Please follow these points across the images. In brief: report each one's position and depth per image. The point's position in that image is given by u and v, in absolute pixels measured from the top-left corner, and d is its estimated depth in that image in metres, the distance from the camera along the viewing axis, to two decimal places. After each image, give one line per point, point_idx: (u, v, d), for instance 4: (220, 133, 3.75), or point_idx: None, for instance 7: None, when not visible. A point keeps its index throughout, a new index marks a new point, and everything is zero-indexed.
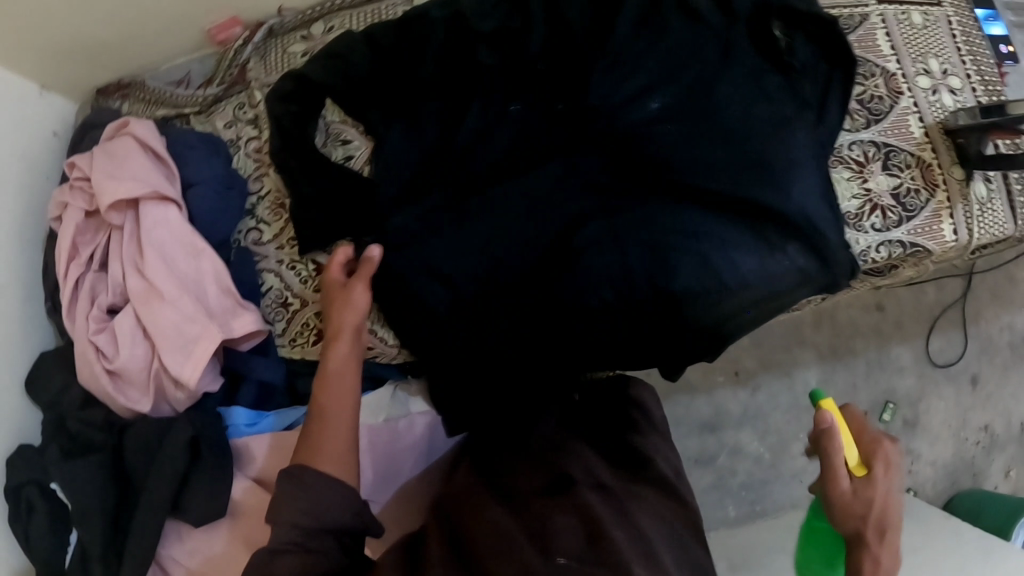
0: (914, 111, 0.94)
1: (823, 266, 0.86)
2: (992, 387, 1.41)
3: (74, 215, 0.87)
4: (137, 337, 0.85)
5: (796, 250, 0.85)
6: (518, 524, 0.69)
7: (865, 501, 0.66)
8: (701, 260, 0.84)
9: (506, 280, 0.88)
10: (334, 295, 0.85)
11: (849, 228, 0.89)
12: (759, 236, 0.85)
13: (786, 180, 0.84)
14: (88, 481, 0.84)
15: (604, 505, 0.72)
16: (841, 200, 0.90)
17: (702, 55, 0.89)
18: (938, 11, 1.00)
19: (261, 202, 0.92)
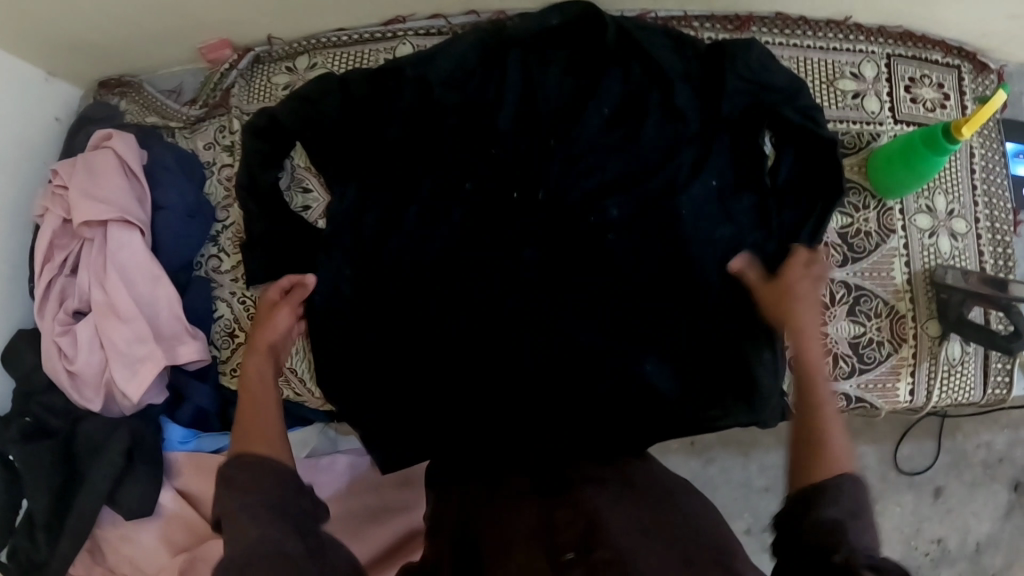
0: (902, 254, 0.87)
1: (756, 406, 0.83)
2: (956, 502, 1.29)
3: (53, 220, 0.93)
4: (94, 347, 0.91)
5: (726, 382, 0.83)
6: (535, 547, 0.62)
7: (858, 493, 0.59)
8: (625, 378, 0.83)
9: (427, 346, 0.87)
10: (263, 315, 0.87)
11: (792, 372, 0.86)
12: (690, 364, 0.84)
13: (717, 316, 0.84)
14: (41, 462, 0.92)
15: (602, 501, 0.67)
16: None
17: (676, 158, 0.84)
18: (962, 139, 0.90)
19: (225, 231, 0.97)
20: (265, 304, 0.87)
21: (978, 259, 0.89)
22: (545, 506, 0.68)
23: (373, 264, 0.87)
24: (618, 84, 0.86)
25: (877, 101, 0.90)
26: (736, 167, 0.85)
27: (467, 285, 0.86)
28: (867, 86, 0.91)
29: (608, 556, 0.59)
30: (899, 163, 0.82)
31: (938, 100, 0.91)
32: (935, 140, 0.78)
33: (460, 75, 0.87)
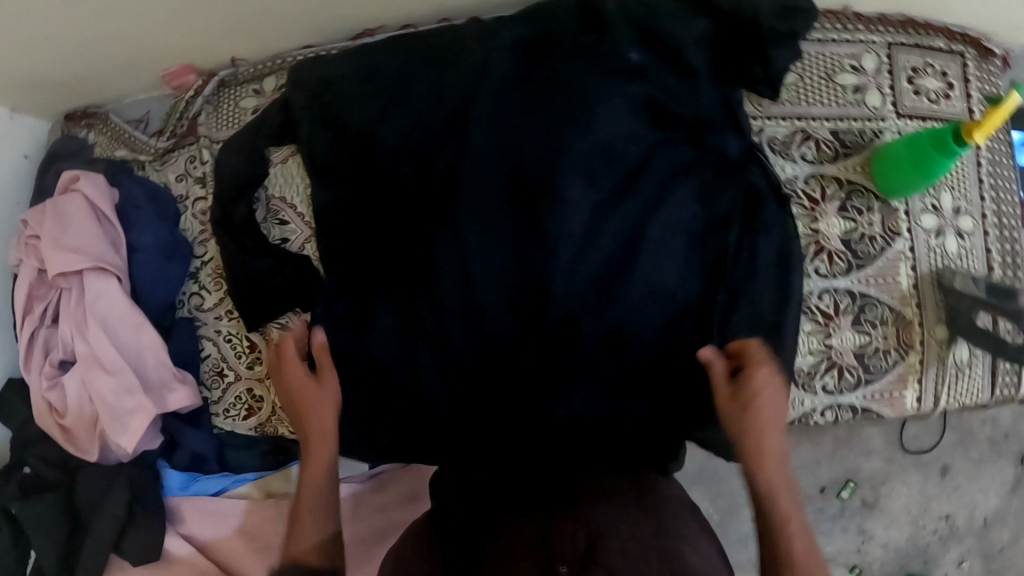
0: (908, 257, 0.84)
1: None
2: (962, 479, 1.34)
3: (29, 271, 0.90)
4: (83, 399, 0.89)
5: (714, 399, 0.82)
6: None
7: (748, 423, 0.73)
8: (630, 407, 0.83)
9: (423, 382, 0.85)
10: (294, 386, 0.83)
11: (797, 387, 0.83)
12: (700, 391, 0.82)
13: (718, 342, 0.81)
14: (45, 513, 0.92)
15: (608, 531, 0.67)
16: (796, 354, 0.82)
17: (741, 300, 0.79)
18: None
19: (204, 268, 0.93)
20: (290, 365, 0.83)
21: (985, 258, 0.86)
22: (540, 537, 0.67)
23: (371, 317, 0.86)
24: (597, 93, 0.81)
25: (879, 95, 0.85)
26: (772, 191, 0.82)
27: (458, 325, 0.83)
28: (868, 78, 0.85)
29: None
30: (906, 163, 0.78)
31: (942, 90, 0.86)
32: (944, 145, 0.74)
33: (439, 106, 0.84)
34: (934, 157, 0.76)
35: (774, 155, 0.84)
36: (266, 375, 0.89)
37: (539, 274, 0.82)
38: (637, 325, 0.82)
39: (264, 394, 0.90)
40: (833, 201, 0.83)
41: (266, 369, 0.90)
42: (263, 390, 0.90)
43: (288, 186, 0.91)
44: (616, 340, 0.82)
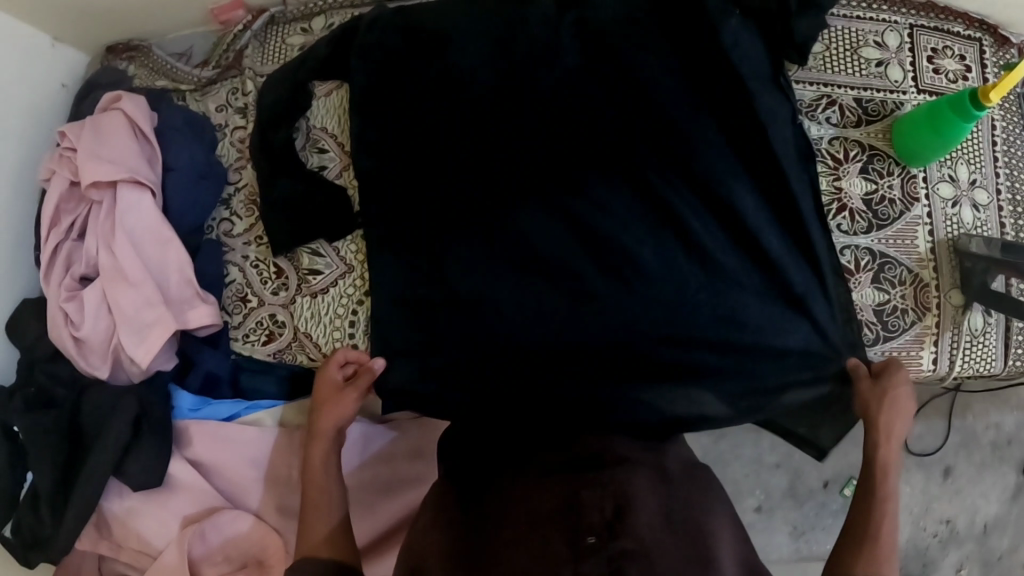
0: (925, 222, 0.86)
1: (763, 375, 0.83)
2: (963, 481, 1.34)
3: (60, 183, 0.90)
4: (100, 313, 0.88)
5: (739, 346, 0.82)
6: (558, 529, 0.62)
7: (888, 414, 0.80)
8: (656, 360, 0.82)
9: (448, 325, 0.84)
10: (322, 396, 0.85)
11: (829, 341, 0.83)
12: (727, 341, 0.82)
13: (740, 295, 0.82)
14: (49, 432, 0.91)
15: (636, 483, 0.67)
16: (826, 307, 0.83)
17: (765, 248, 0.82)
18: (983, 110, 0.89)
19: (237, 194, 0.93)
20: (326, 380, 0.85)
21: (999, 230, 0.88)
22: (570, 486, 0.67)
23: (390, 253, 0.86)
24: (638, 45, 0.84)
25: (900, 70, 0.90)
26: (797, 150, 0.84)
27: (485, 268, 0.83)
28: (890, 55, 0.90)
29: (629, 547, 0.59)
30: (924, 128, 0.82)
31: (959, 72, 0.91)
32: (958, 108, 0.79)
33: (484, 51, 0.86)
34: (949, 121, 0.80)
35: (801, 116, 0.87)
36: (290, 301, 0.89)
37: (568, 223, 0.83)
38: (660, 275, 0.81)
39: (287, 320, 0.89)
40: (855, 163, 0.86)
41: (291, 295, 0.89)
42: (286, 317, 0.89)
43: (330, 117, 0.91)
44: (635, 286, 0.81)
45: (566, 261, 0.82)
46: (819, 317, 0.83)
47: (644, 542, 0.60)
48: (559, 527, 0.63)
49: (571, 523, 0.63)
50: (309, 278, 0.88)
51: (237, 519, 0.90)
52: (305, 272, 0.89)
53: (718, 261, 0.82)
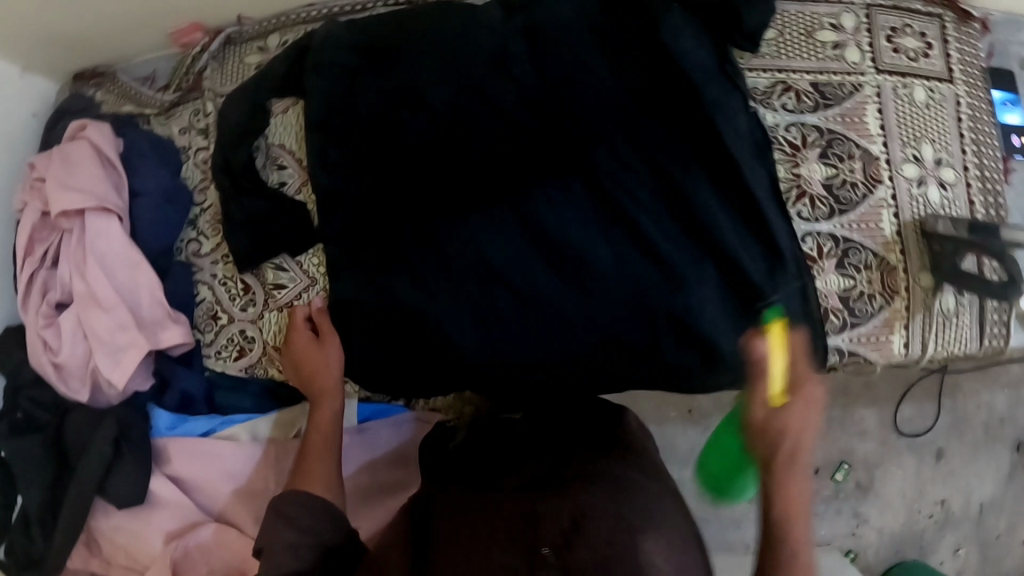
0: (891, 204, 0.83)
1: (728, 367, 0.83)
2: (957, 462, 1.36)
3: (32, 213, 0.92)
4: (77, 338, 0.90)
5: (703, 343, 0.81)
6: (514, 542, 0.67)
7: (778, 428, 0.67)
8: (616, 359, 0.83)
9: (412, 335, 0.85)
10: (309, 355, 0.87)
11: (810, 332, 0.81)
12: (690, 338, 0.81)
13: (702, 290, 0.80)
14: (36, 454, 0.94)
15: (592, 495, 0.70)
16: (797, 300, 0.81)
17: (728, 242, 0.79)
18: (946, 88, 0.88)
19: (202, 215, 0.94)
20: (300, 339, 0.88)
21: (969, 206, 0.86)
22: (531, 499, 0.71)
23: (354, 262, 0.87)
24: (587, 43, 0.85)
25: (858, 51, 0.88)
26: (752, 141, 0.83)
27: (443, 280, 0.84)
28: (848, 37, 0.88)
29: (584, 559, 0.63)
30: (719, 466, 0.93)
31: (921, 50, 0.89)
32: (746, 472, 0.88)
33: (437, 61, 0.86)
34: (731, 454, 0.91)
35: (755, 104, 0.86)
36: (258, 317, 0.90)
37: (527, 227, 0.83)
38: (616, 270, 0.81)
39: (257, 335, 0.90)
40: (814, 148, 0.85)
41: (258, 311, 0.90)
42: (255, 331, 0.91)
43: (287, 134, 0.92)
44: (592, 290, 0.81)
45: (524, 263, 0.83)
46: (788, 311, 0.80)
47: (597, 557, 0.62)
48: (517, 543, 0.66)
49: (527, 538, 0.67)
50: (275, 293, 0.89)
51: (217, 534, 0.90)
52: (271, 287, 0.89)
53: (677, 260, 0.80)
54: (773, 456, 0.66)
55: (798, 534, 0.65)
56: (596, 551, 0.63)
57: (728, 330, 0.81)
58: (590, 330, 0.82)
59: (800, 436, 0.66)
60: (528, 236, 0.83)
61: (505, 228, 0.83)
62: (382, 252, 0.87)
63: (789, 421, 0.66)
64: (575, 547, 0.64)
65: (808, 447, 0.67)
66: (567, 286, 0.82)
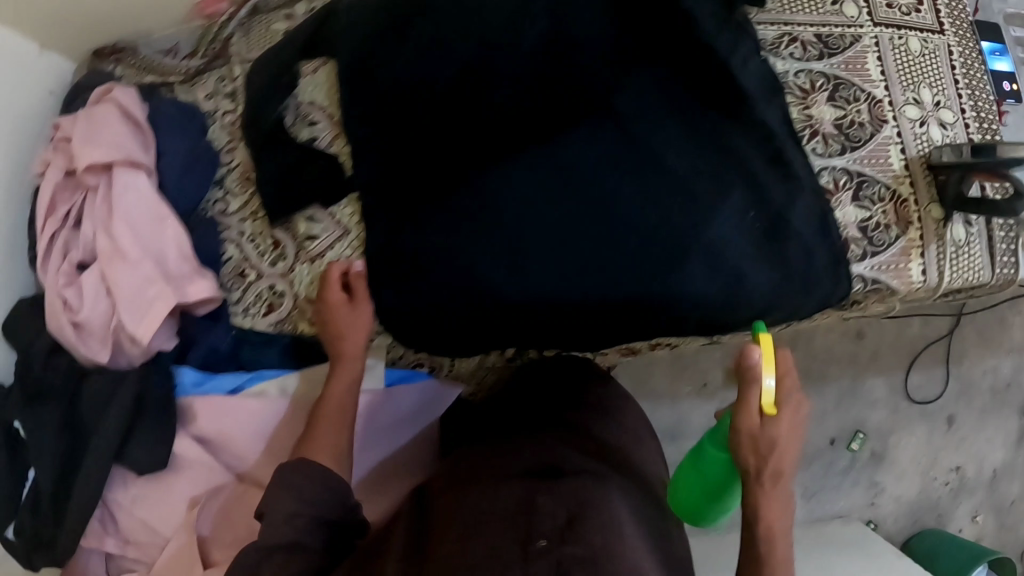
0: (897, 141, 0.87)
1: (762, 299, 0.84)
2: (967, 429, 1.37)
3: (55, 172, 0.92)
4: (98, 297, 0.88)
5: (737, 272, 0.82)
6: (508, 525, 0.66)
7: (769, 433, 0.75)
8: (645, 295, 0.84)
9: (446, 281, 0.86)
10: (337, 317, 0.86)
11: (835, 258, 0.84)
12: (720, 267, 0.82)
13: (727, 219, 0.82)
14: (54, 421, 0.91)
15: (587, 491, 0.72)
16: (823, 229, 0.84)
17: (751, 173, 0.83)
18: (939, 39, 0.92)
19: (230, 174, 0.93)
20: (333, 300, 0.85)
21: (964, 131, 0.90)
22: (528, 488, 0.71)
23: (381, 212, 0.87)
24: None
25: (855, 6, 0.91)
26: (764, 84, 0.86)
27: (468, 228, 0.85)
28: None
29: (577, 553, 0.63)
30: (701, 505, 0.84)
31: (912, 5, 0.93)
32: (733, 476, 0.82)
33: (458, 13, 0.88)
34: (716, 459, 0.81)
35: (766, 53, 0.88)
36: (288, 271, 0.88)
37: (557, 169, 0.84)
38: (643, 207, 0.83)
39: (286, 290, 0.89)
40: (822, 92, 0.87)
41: (288, 265, 0.88)
42: (285, 286, 0.89)
43: (318, 92, 0.92)
44: (620, 228, 0.84)
45: (554, 206, 0.84)
46: (804, 234, 0.84)
47: (592, 550, 0.63)
48: (512, 527, 0.65)
49: (522, 522, 0.66)
50: (306, 244, 0.88)
51: (244, 496, 0.88)
52: (302, 240, 0.88)
53: (703, 191, 0.83)
54: (760, 459, 0.75)
55: (768, 496, 0.78)
56: (590, 547, 0.63)
57: (759, 259, 0.83)
58: (623, 263, 0.84)
59: (785, 438, 0.76)
60: (557, 180, 0.84)
61: (534, 172, 0.84)
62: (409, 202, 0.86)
63: (779, 433, 0.74)
64: (571, 540, 0.64)
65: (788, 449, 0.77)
66: (599, 223, 0.84)
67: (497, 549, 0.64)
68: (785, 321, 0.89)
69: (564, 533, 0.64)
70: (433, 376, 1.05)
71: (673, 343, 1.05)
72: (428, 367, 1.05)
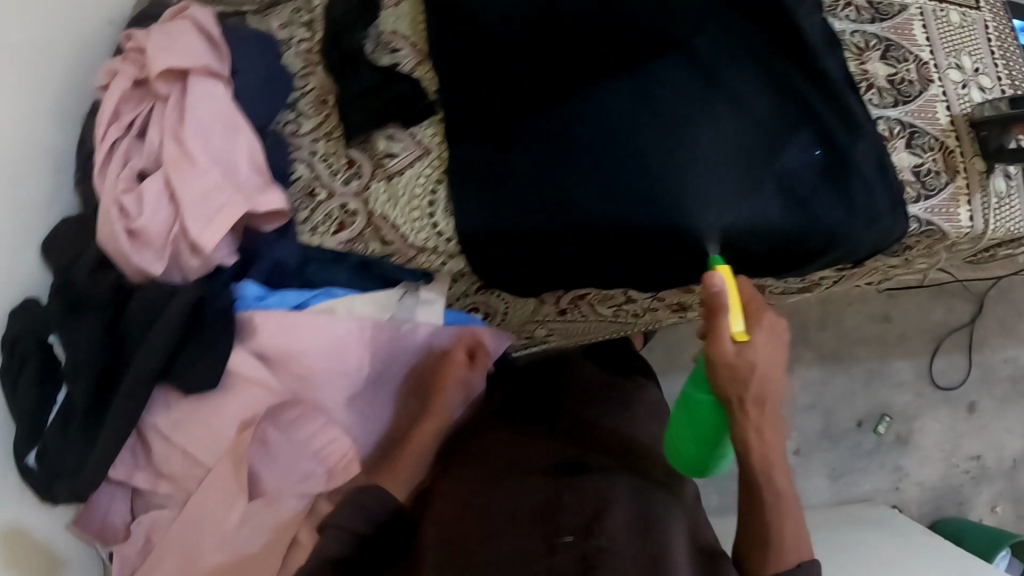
0: (942, 99, 0.91)
1: (829, 231, 0.86)
2: (988, 416, 1.34)
3: (123, 81, 0.90)
4: (160, 205, 0.85)
5: (805, 204, 0.85)
6: (533, 528, 0.65)
7: (750, 364, 0.67)
8: (714, 224, 0.84)
9: (522, 204, 0.86)
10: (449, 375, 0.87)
11: (895, 198, 0.87)
12: (791, 199, 0.86)
13: (795, 155, 0.86)
14: (91, 335, 0.86)
15: (618, 488, 0.71)
16: (882, 169, 0.87)
17: (815, 112, 0.86)
18: (975, 14, 0.96)
19: (304, 97, 0.93)
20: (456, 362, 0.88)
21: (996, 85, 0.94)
22: (553, 485, 0.71)
23: (466, 134, 0.88)
24: None
25: None
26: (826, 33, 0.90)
27: (544, 154, 0.86)
28: None
29: (604, 545, 0.62)
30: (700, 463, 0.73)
31: None
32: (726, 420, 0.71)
33: None
34: (705, 405, 0.72)
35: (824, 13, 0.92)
36: (364, 189, 0.88)
37: (633, 97, 0.86)
38: (714, 137, 0.85)
39: (359, 208, 0.88)
40: (875, 52, 0.91)
41: (363, 184, 0.88)
42: (357, 205, 0.88)
43: (400, 22, 0.94)
44: (692, 155, 0.85)
45: (628, 133, 0.86)
46: (865, 171, 0.86)
47: (614, 546, 0.63)
48: (536, 530, 0.65)
49: (545, 523, 0.66)
50: (385, 162, 0.87)
51: (302, 421, 0.84)
52: (381, 158, 0.88)
53: (773, 126, 0.86)
54: (746, 387, 0.68)
55: (766, 431, 0.71)
56: (614, 542, 0.63)
57: (827, 194, 0.86)
58: (696, 191, 0.84)
59: (768, 367, 0.69)
60: (632, 110, 0.86)
61: (610, 103, 0.87)
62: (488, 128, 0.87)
63: (757, 359, 0.68)
64: (596, 535, 0.63)
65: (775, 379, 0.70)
66: (672, 151, 0.85)
67: (521, 547, 0.63)
68: (845, 260, 0.90)
69: (590, 528, 0.64)
70: (488, 324, 1.04)
71: None
72: (482, 312, 1.03)
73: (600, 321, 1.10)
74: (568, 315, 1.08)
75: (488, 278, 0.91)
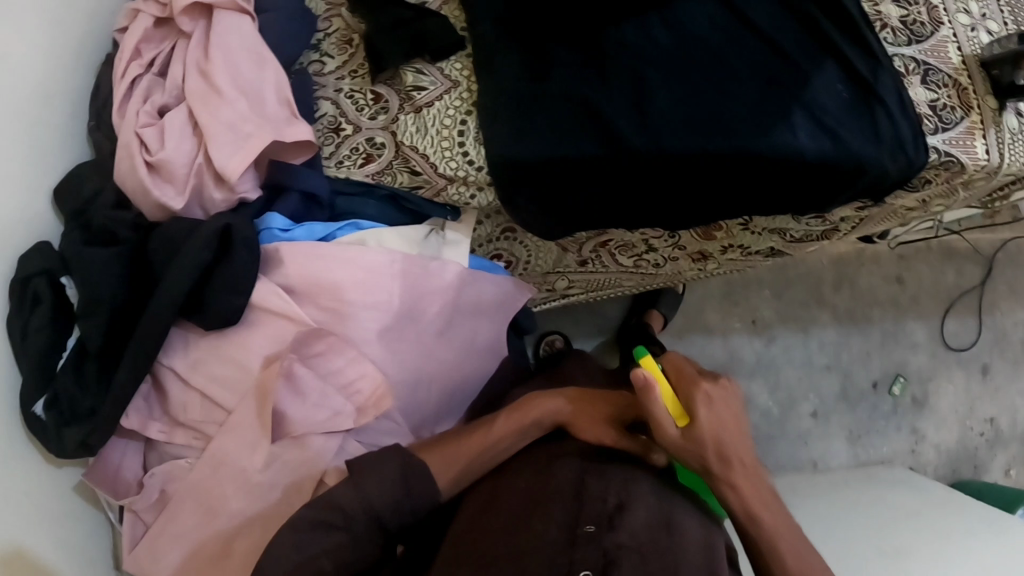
0: (953, 40, 0.94)
1: (859, 160, 0.85)
2: (1002, 379, 1.36)
3: (144, 19, 0.89)
4: (184, 137, 0.83)
5: (834, 133, 0.85)
6: (559, 514, 0.64)
7: (697, 441, 0.70)
8: (749, 152, 0.83)
9: (554, 127, 0.83)
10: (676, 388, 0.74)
11: (915, 129, 0.88)
12: (822, 128, 0.85)
13: (819, 83, 0.86)
14: (106, 270, 0.81)
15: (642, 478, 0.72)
16: (905, 103, 0.88)
17: (837, 44, 0.88)
18: None
19: (327, 39, 0.94)
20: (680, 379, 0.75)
21: (1002, 27, 0.98)
22: (581, 473, 0.71)
23: (501, 62, 0.86)
24: None
25: None
26: None
27: (580, 81, 0.85)
28: None
29: (625, 541, 0.61)
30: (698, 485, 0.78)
31: None
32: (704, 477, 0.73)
33: None
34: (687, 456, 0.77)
35: None
36: (391, 123, 0.88)
37: (664, 32, 0.88)
38: (743, 68, 0.86)
39: (386, 142, 0.88)
40: None
41: (391, 118, 0.88)
42: (385, 139, 0.88)
43: None
44: (725, 85, 0.86)
45: (661, 62, 0.86)
46: (889, 103, 0.87)
47: (633, 541, 0.62)
48: (555, 519, 0.64)
49: (568, 512, 0.65)
50: (414, 94, 0.88)
51: (328, 355, 0.83)
52: (408, 91, 0.88)
53: (798, 56, 0.87)
54: (703, 460, 0.70)
55: (739, 480, 0.70)
56: (637, 539, 0.62)
57: (853, 123, 0.86)
58: (728, 118, 0.84)
59: (716, 433, 0.70)
60: (663, 42, 0.87)
61: (643, 32, 0.87)
62: (518, 55, 0.86)
63: (705, 433, 0.70)
64: (617, 530, 0.62)
65: (735, 435, 0.72)
66: (703, 80, 0.86)
67: (541, 536, 0.62)
68: (871, 193, 0.90)
69: (613, 521, 0.63)
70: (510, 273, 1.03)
71: (744, 249, 1.08)
72: (505, 261, 1.03)
73: (623, 272, 1.10)
74: (589, 266, 1.07)
75: (516, 215, 0.88)
